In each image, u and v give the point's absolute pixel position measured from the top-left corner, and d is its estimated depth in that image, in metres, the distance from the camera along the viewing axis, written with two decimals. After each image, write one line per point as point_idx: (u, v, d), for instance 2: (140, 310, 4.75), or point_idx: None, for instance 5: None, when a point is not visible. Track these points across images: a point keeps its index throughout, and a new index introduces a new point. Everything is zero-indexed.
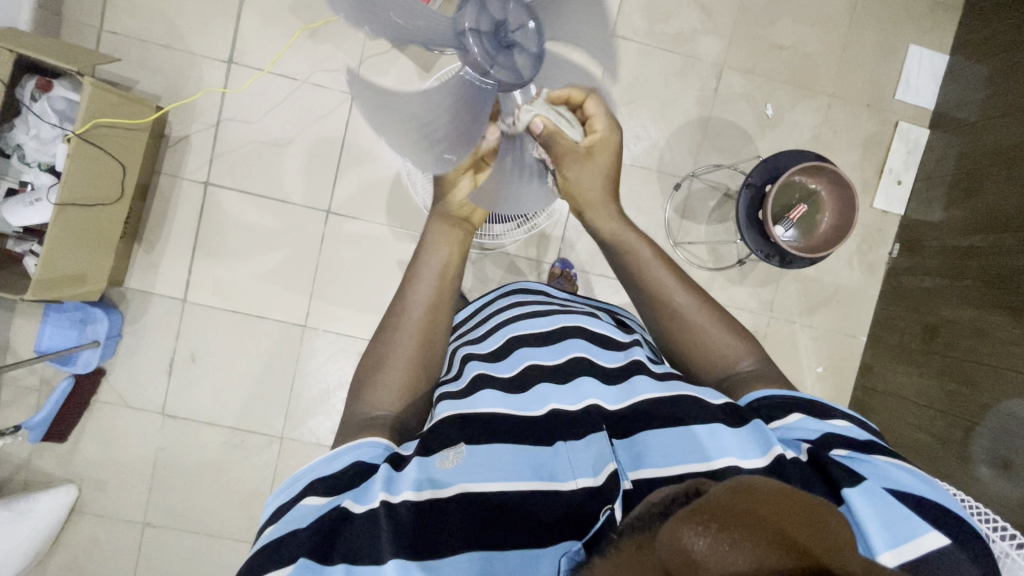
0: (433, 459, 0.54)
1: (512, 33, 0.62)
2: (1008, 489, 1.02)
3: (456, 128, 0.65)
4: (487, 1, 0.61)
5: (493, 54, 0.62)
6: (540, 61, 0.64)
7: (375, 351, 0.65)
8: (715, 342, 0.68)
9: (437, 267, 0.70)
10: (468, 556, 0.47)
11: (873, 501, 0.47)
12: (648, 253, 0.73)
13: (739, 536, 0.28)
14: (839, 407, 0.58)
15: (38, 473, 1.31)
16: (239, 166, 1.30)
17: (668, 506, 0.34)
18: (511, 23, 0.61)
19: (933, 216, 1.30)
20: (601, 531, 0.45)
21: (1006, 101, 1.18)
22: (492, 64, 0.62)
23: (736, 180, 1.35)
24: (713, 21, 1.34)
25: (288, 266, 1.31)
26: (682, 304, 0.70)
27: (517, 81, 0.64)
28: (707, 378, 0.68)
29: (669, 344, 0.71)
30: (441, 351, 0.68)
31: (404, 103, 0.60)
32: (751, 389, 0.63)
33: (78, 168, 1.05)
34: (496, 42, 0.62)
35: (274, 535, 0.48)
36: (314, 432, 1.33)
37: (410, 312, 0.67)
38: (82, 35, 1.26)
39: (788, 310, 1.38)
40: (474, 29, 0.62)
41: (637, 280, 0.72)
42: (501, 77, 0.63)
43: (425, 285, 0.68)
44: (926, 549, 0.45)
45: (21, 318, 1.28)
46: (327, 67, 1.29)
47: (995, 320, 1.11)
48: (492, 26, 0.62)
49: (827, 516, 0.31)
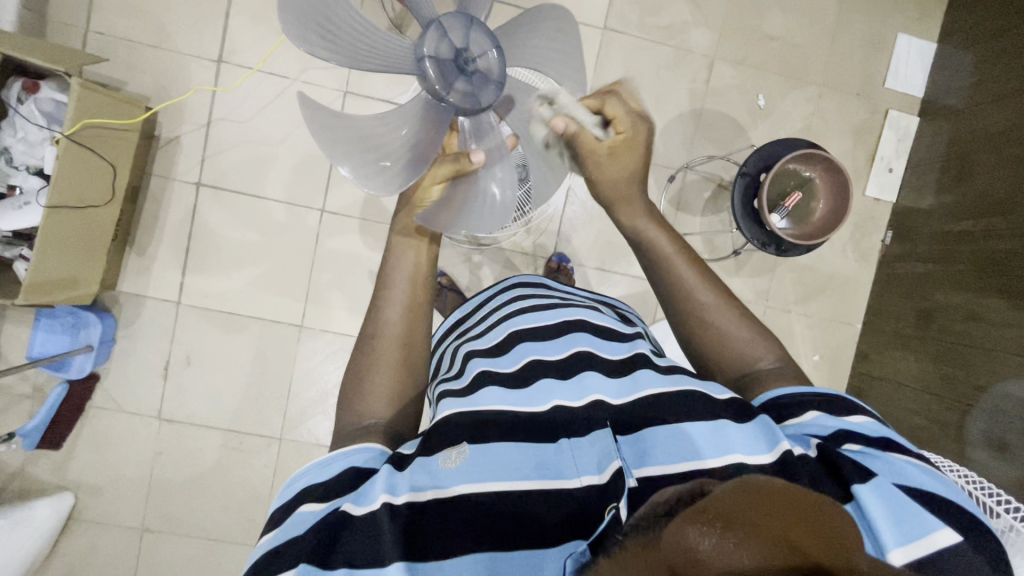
0: (436, 458, 0.53)
1: (472, 61, 0.68)
2: (1004, 470, 1.03)
3: (411, 145, 0.67)
4: (447, 30, 0.68)
5: (451, 81, 0.68)
6: (499, 88, 0.71)
7: (358, 359, 0.63)
8: (740, 341, 0.66)
9: (407, 272, 0.67)
10: (474, 556, 0.47)
11: (884, 498, 0.47)
12: (673, 251, 0.71)
13: (742, 536, 0.28)
14: (860, 405, 0.58)
15: (32, 482, 1.29)
16: (232, 167, 1.28)
17: (672, 508, 0.33)
18: (471, 51, 0.68)
19: (925, 203, 1.31)
20: (605, 532, 0.44)
21: (994, 87, 1.19)
22: (452, 89, 0.68)
23: (730, 171, 1.36)
24: (703, 13, 1.34)
25: (283, 265, 1.30)
26: (708, 302, 0.68)
27: (473, 106, 0.70)
28: (724, 375, 0.67)
29: (689, 342, 0.70)
30: (423, 356, 0.66)
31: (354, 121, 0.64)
32: (768, 390, 0.62)
33: (68, 169, 1.04)
34: (453, 68, 0.68)
35: (272, 544, 0.47)
36: (313, 433, 1.32)
37: (389, 317, 0.64)
38: (68, 36, 1.24)
39: (784, 300, 1.39)
40: (433, 57, 0.67)
41: (649, 261, 0.73)
42: (458, 101, 0.69)
43: (397, 292, 0.66)
44: (939, 547, 0.45)
45: (11, 324, 1.26)
46: (318, 64, 1.28)
47: (988, 303, 1.12)
48: (451, 54, 0.68)
49: (834, 519, 0.30)
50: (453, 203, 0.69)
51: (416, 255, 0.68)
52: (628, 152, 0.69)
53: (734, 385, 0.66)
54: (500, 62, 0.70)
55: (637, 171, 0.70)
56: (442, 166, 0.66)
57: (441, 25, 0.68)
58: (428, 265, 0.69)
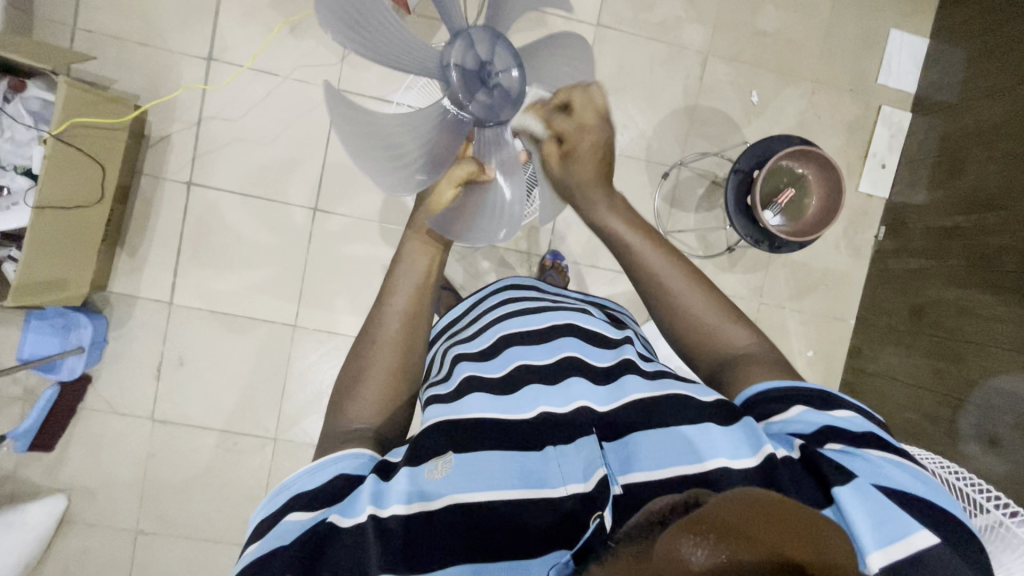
0: (422, 468, 0.53)
1: (494, 74, 0.71)
2: (996, 464, 1.03)
3: (429, 153, 0.70)
4: (474, 42, 0.71)
5: (473, 91, 0.73)
6: (517, 104, 0.73)
7: (353, 363, 0.62)
8: (712, 323, 0.67)
9: (415, 278, 0.64)
10: (457, 568, 0.47)
11: (864, 500, 0.48)
12: (645, 244, 0.70)
13: (734, 547, 0.28)
14: (844, 399, 0.58)
15: (25, 484, 1.28)
16: (223, 166, 1.27)
17: (666, 516, 0.33)
18: (495, 65, 0.71)
19: (917, 199, 1.32)
20: (587, 544, 0.45)
21: (985, 83, 1.20)
22: (471, 99, 0.73)
23: (723, 168, 1.36)
24: (697, 9, 1.34)
25: (277, 264, 1.29)
26: (677, 288, 0.68)
27: (490, 119, 0.74)
28: (704, 360, 0.68)
29: (668, 329, 0.70)
30: (421, 357, 0.65)
31: (378, 124, 0.65)
32: (750, 383, 0.61)
33: (56, 169, 1.02)
34: (476, 79, 0.72)
35: (259, 552, 0.47)
36: (308, 433, 1.32)
37: (389, 322, 0.63)
38: (55, 33, 1.22)
39: (777, 296, 1.39)
40: (458, 66, 0.72)
41: (627, 261, 0.71)
42: (477, 111, 0.74)
43: (400, 298, 0.63)
44: (917, 549, 0.45)
45: (1, 326, 1.25)
46: (311, 62, 1.27)
47: (980, 299, 1.13)
48: (475, 65, 0.71)
49: (824, 528, 0.30)
50: (464, 213, 0.69)
51: (428, 261, 0.66)
52: (580, 159, 0.70)
53: (715, 373, 0.66)
54: (521, 78, 0.73)
55: (594, 174, 0.70)
56: (459, 169, 0.65)
57: (469, 36, 0.71)
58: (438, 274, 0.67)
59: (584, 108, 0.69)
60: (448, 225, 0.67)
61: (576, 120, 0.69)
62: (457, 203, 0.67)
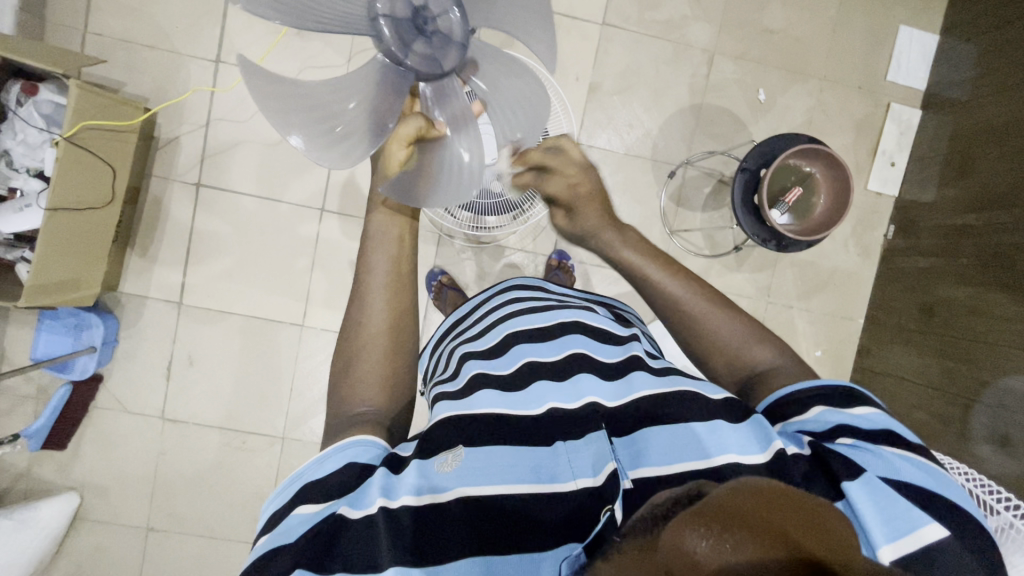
0: (432, 461, 0.53)
1: (430, 19, 0.64)
2: (1008, 465, 1.02)
3: (369, 114, 0.64)
4: None
5: (409, 41, 0.63)
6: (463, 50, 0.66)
7: (346, 347, 0.64)
8: (736, 344, 0.67)
9: (388, 256, 0.66)
10: (468, 560, 0.47)
11: (874, 495, 0.47)
12: (654, 269, 0.73)
13: (739, 535, 0.28)
14: (860, 392, 0.57)
15: (39, 482, 1.30)
16: (232, 167, 1.28)
17: (671, 510, 0.33)
18: (430, 9, 0.64)
19: (927, 197, 1.30)
20: (601, 533, 0.45)
21: (996, 80, 1.18)
22: (409, 51, 0.63)
23: (730, 166, 1.35)
24: (702, 7, 1.33)
25: (283, 264, 1.30)
26: (699, 310, 0.69)
27: (435, 72, 0.65)
28: (731, 381, 0.67)
29: (691, 348, 0.70)
30: (413, 341, 0.66)
31: (304, 87, 0.61)
32: (776, 388, 0.61)
33: (67, 170, 1.04)
34: (410, 28, 0.63)
35: (268, 546, 0.47)
36: (314, 432, 1.33)
37: (372, 306, 0.64)
38: (67, 37, 1.24)
39: (786, 295, 1.39)
40: (388, 16, 0.62)
41: (648, 292, 0.73)
42: (417, 64, 0.64)
43: (376, 279, 0.65)
44: (927, 542, 0.45)
45: (15, 326, 1.27)
46: (317, 63, 1.27)
47: (992, 298, 1.12)
48: (408, 13, 0.63)
49: (828, 517, 0.30)
50: (425, 176, 0.65)
51: (399, 242, 0.67)
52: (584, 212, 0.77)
53: (744, 390, 0.66)
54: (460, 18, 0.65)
55: (600, 221, 0.77)
56: (406, 125, 0.61)
57: None
58: (410, 253, 0.68)
59: (568, 165, 0.75)
60: (403, 188, 0.64)
61: (563, 179, 0.76)
62: (414, 168, 0.64)
